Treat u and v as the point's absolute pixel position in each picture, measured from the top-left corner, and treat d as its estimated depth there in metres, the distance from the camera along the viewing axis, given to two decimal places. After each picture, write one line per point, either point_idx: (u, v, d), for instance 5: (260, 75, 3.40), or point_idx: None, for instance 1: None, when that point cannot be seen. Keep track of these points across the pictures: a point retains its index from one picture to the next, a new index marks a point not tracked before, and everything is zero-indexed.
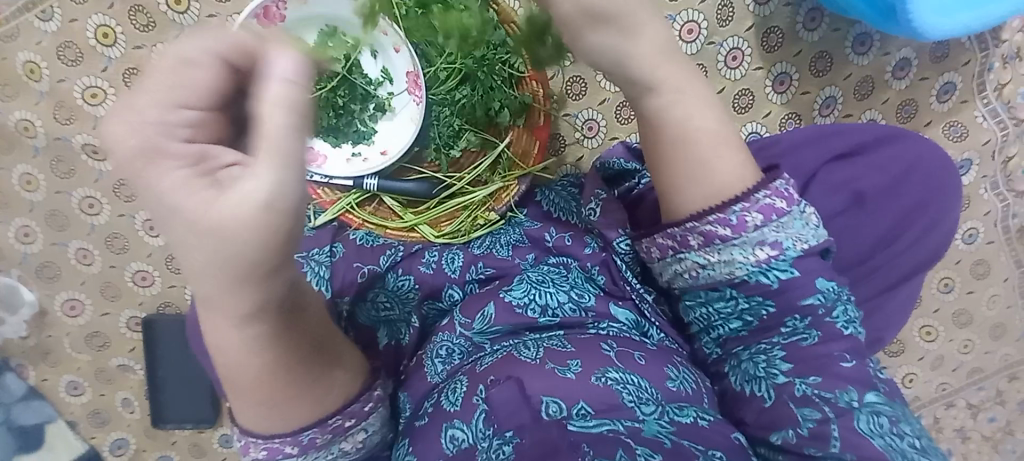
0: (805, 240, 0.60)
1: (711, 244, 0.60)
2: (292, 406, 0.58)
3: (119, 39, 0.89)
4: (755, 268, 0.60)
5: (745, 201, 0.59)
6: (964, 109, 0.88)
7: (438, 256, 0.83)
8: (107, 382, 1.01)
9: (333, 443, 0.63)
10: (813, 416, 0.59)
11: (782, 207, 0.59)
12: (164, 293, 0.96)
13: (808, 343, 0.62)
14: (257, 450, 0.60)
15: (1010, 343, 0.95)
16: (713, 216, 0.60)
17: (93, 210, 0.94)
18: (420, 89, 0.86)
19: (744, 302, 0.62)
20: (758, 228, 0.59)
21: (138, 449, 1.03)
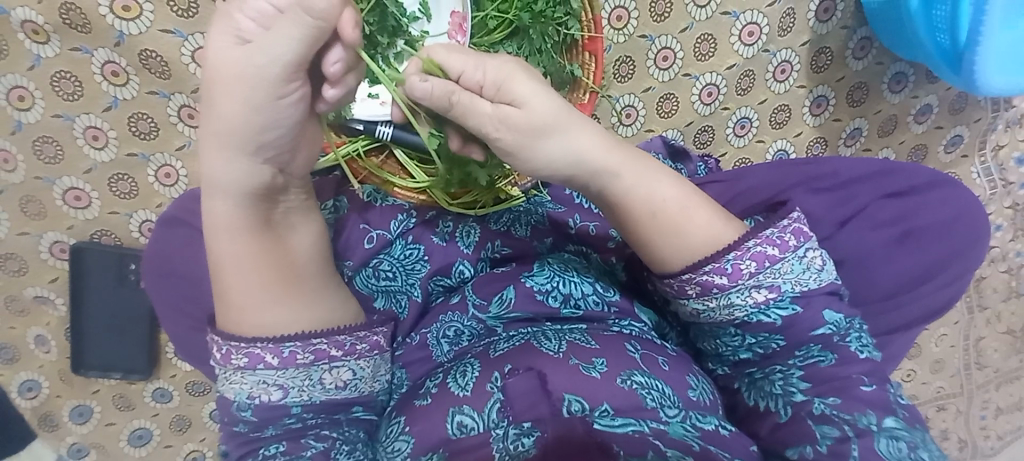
0: (802, 284, 0.60)
1: (709, 293, 0.59)
2: (273, 307, 0.55)
3: None
4: (754, 309, 0.59)
5: (736, 250, 0.58)
6: (962, 163, 0.93)
7: (453, 227, 0.75)
8: (18, 313, 0.83)
9: (314, 371, 0.56)
10: (832, 434, 0.59)
11: (775, 254, 0.58)
12: (102, 219, 0.80)
13: (825, 364, 0.61)
14: (233, 353, 0.54)
15: (946, 377, 1.05)
16: (709, 266, 0.58)
17: (22, 104, 0.74)
18: (463, 34, 0.74)
19: (751, 338, 0.61)
20: (753, 275, 0.58)
21: (51, 395, 0.87)
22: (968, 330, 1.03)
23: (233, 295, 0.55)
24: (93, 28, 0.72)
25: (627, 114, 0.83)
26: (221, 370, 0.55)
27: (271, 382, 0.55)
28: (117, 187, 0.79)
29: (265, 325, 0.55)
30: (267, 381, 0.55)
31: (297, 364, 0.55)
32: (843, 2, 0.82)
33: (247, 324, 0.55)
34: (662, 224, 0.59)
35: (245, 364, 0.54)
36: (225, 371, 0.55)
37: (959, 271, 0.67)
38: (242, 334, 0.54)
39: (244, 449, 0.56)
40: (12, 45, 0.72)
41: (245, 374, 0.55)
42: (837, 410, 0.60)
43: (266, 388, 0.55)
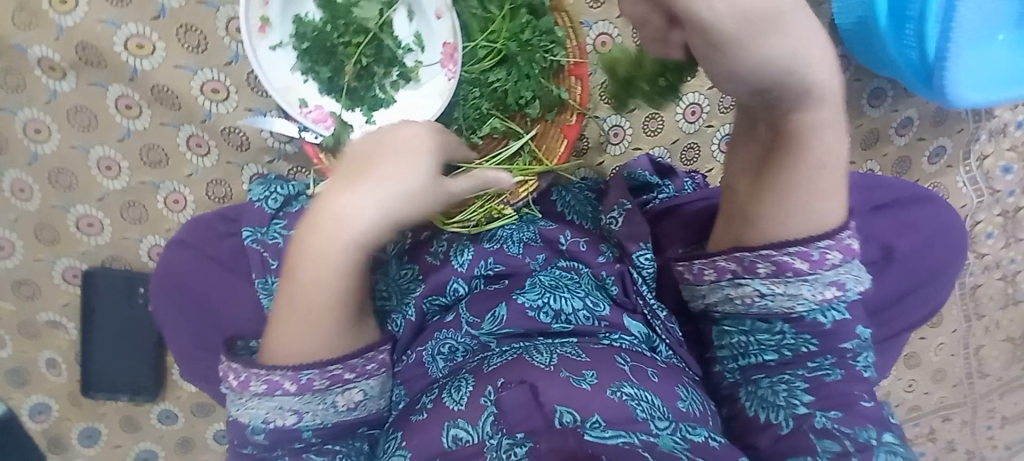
0: (864, 285, 0.57)
1: (783, 276, 0.55)
2: (327, 334, 0.58)
3: (79, 7, 0.74)
4: (817, 306, 0.56)
5: (828, 238, 0.55)
6: (947, 173, 0.95)
7: (447, 246, 0.79)
8: (30, 337, 0.86)
9: (328, 395, 0.58)
10: (833, 448, 0.56)
11: (854, 249, 0.56)
12: (114, 244, 0.84)
13: (832, 378, 0.58)
14: (252, 380, 0.57)
15: (948, 387, 1.04)
16: (795, 248, 0.55)
17: (40, 137, 0.79)
18: (455, 63, 0.78)
19: (790, 336, 0.58)
20: (835, 267, 0.55)
21: (58, 418, 0.89)
22: (967, 339, 1.03)
23: (293, 327, 0.56)
24: (109, 65, 0.76)
25: (614, 133, 0.88)
26: (235, 396, 0.58)
27: (287, 407, 0.57)
28: (128, 214, 0.83)
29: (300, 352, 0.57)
30: (283, 406, 0.57)
31: (313, 390, 0.58)
32: (819, 23, 0.85)
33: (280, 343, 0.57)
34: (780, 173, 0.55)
35: (262, 390, 0.57)
36: (241, 397, 0.58)
37: (936, 286, 0.68)
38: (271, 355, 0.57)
39: None
40: (32, 82, 0.77)
41: (262, 399, 0.57)
42: (839, 424, 0.57)
43: (281, 413, 0.57)
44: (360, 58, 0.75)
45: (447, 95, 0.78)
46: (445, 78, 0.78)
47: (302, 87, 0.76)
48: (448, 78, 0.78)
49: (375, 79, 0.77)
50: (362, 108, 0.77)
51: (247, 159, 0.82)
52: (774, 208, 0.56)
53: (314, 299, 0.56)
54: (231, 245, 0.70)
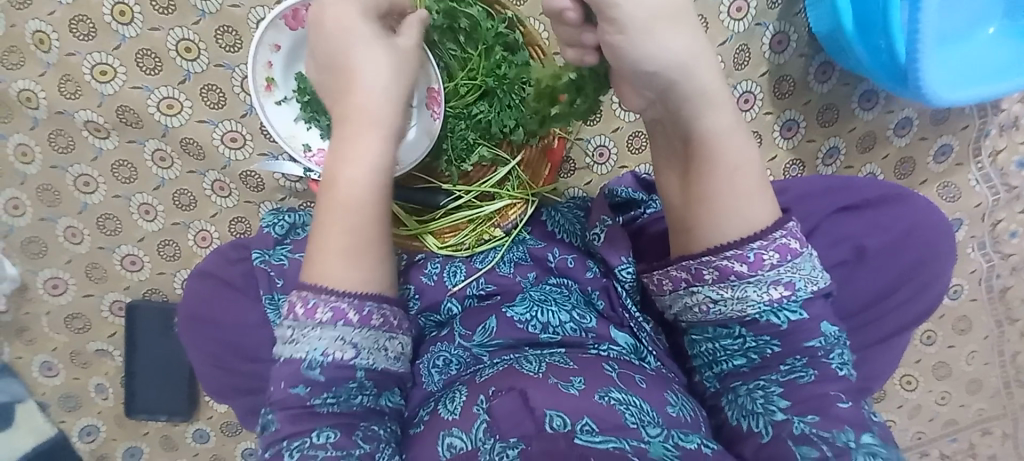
0: (815, 282, 0.59)
1: (728, 280, 0.58)
2: (351, 267, 0.60)
3: (118, 77, 0.87)
4: (767, 307, 0.58)
5: (762, 239, 0.58)
6: (958, 171, 0.91)
7: (440, 268, 0.84)
8: (82, 365, 0.97)
9: (383, 335, 0.60)
10: (811, 455, 0.57)
11: (796, 248, 0.58)
12: (152, 279, 0.94)
13: (806, 381, 0.59)
14: (320, 306, 0.57)
15: (985, 399, 0.99)
16: (731, 251, 0.58)
17: (88, 189, 0.91)
18: (439, 104, 0.81)
19: (751, 341, 0.60)
20: (774, 267, 0.57)
21: (108, 438, 1.00)
22: (1001, 346, 0.97)
23: (324, 259, 0.60)
24: (144, 124, 0.88)
25: (601, 153, 0.95)
26: (297, 327, 0.57)
27: (348, 339, 0.57)
28: (164, 251, 0.94)
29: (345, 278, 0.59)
30: (345, 337, 0.57)
31: (373, 325, 0.59)
32: (795, 32, 0.86)
33: (324, 274, 0.59)
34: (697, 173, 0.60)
35: (327, 319, 0.57)
36: (304, 327, 0.57)
37: (932, 282, 0.66)
38: (314, 283, 0.59)
39: (297, 425, 0.56)
40: (79, 142, 0.89)
41: (325, 329, 0.57)
42: (816, 428, 0.58)
43: (342, 346, 0.57)
44: None
45: (433, 135, 0.80)
46: (432, 118, 0.81)
47: (305, 134, 0.80)
48: (433, 118, 0.81)
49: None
50: None
51: (262, 198, 0.91)
52: (699, 211, 0.60)
53: (344, 217, 0.61)
54: (241, 270, 0.77)
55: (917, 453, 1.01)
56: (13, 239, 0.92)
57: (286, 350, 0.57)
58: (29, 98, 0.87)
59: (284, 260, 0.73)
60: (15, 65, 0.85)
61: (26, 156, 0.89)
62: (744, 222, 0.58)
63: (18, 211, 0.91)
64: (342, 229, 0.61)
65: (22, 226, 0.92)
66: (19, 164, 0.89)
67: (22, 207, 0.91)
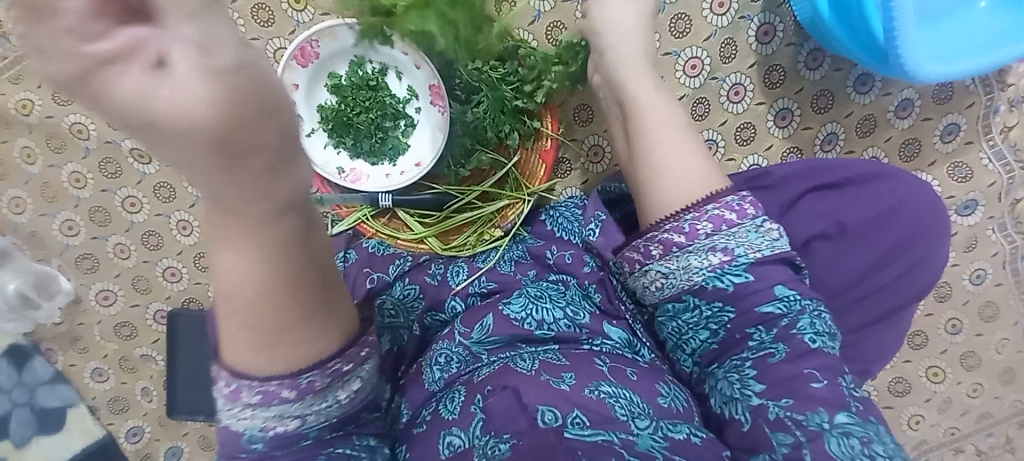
0: (756, 249, 0.62)
1: (671, 252, 0.63)
2: (263, 352, 0.49)
3: None
4: (710, 273, 0.62)
5: (694, 211, 0.64)
6: (968, 150, 0.89)
7: (444, 268, 0.88)
8: (130, 370, 1.07)
9: (329, 393, 0.52)
10: (786, 440, 0.59)
11: (732, 218, 0.63)
12: (189, 289, 1.04)
13: (776, 358, 0.61)
14: (246, 390, 0.49)
15: (1020, 389, 0.94)
16: (669, 224, 0.64)
17: (133, 209, 1.02)
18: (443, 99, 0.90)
19: (707, 310, 0.63)
20: (709, 235, 0.63)
21: (152, 438, 1.08)
22: None
23: (233, 344, 0.49)
24: None
25: (595, 151, 0.99)
26: (229, 403, 0.50)
27: (288, 415, 0.51)
28: (200, 262, 1.04)
29: (266, 365, 0.49)
30: (284, 415, 0.51)
31: (315, 392, 0.51)
32: (781, 23, 0.88)
33: (238, 360, 0.49)
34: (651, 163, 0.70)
35: (257, 401, 0.50)
36: (234, 408, 0.50)
37: (918, 256, 0.67)
38: (233, 369, 0.50)
39: None
40: (125, 167, 1.00)
41: (257, 411, 0.50)
42: (791, 412, 0.60)
43: (282, 419, 0.51)
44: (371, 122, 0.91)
45: (442, 127, 0.90)
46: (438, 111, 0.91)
47: (336, 158, 0.92)
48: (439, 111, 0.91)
49: (387, 132, 0.92)
50: (387, 158, 0.93)
51: None
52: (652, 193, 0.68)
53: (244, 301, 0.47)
54: None
55: (951, 449, 0.96)
56: (68, 256, 1.04)
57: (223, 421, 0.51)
58: (81, 131, 0.99)
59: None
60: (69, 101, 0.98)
61: (80, 181, 1.01)
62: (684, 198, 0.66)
63: (73, 231, 1.03)
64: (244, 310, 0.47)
65: (76, 244, 1.04)
66: (74, 189, 1.01)
67: (77, 228, 1.03)
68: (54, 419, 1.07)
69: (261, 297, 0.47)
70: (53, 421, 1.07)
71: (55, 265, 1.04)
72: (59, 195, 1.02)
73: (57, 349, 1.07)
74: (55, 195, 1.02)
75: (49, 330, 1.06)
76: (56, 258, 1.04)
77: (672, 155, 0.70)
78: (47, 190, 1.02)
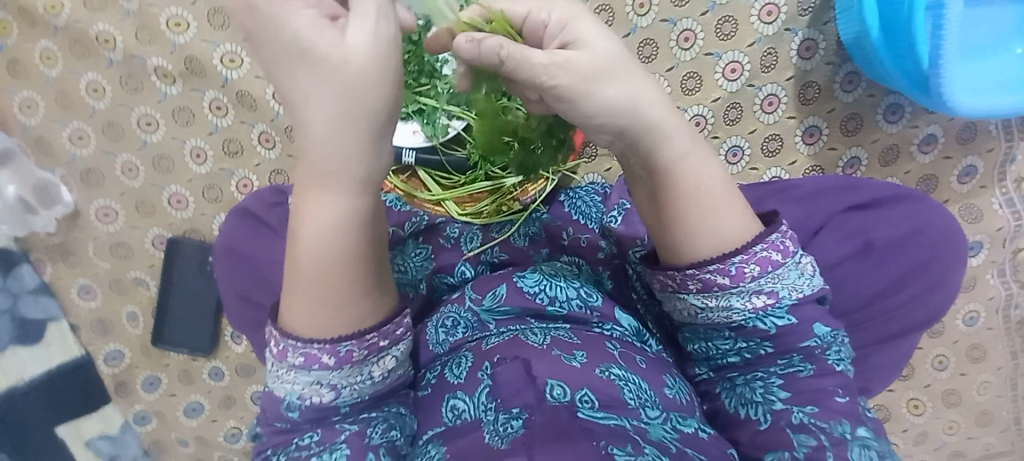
0: (800, 290, 0.59)
1: (711, 290, 0.59)
2: (326, 316, 0.54)
3: (190, 29, 0.96)
4: (753, 314, 0.60)
5: (743, 254, 0.58)
6: (981, 194, 0.91)
7: (459, 232, 0.86)
8: (120, 293, 1.05)
9: (365, 366, 0.57)
10: (809, 442, 0.59)
11: (778, 258, 0.58)
12: (193, 219, 1.02)
13: (803, 375, 0.61)
14: (290, 352, 0.54)
15: (995, 433, 0.96)
16: (714, 266, 0.58)
17: (149, 128, 1.00)
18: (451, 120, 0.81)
19: (742, 342, 0.62)
20: (755, 279, 0.58)
21: (132, 364, 1.06)
22: (1015, 379, 0.95)
23: (297, 307, 0.54)
24: (207, 74, 0.97)
25: None
26: (275, 365, 0.56)
27: (323, 382, 0.56)
28: (208, 194, 1.02)
29: (318, 329, 0.54)
30: (320, 381, 0.56)
31: (351, 362, 0.56)
32: (824, 41, 0.89)
33: (294, 318, 0.55)
34: (697, 205, 0.58)
35: (299, 363, 0.55)
36: (279, 368, 0.56)
37: (934, 280, 0.69)
38: (289, 327, 0.55)
39: (279, 438, 0.61)
40: (147, 85, 0.98)
41: (297, 373, 0.56)
42: (815, 419, 0.60)
43: (318, 390, 0.57)
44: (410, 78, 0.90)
45: None
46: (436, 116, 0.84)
47: None
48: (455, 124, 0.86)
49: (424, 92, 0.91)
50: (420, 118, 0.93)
51: None
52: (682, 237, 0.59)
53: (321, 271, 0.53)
54: (279, 214, 0.83)
55: None
56: (74, 167, 1.01)
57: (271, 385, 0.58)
58: (107, 40, 0.96)
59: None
60: (99, 8, 0.96)
61: (97, 92, 0.99)
62: (727, 237, 0.58)
63: (83, 142, 1.01)
64: (313, 276, 0.53)
65: (84, 156, 1.01)
66: (91, 99, 0.99)
67: (87, 139, 1.00)
68: (32, 331, 1.04)
69: (334, 269, 0.53)
70: (31, 333, 1.04)
71: (58, 175, 1.02)
72: (74, 103, 0.99)
73: (47, 261, 1.04)
74: (70, 103, 0.99)
75: (42, 240, 1.03)
76: (61, 167, 1.01)
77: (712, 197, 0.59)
78: (62, 96, 0.99)
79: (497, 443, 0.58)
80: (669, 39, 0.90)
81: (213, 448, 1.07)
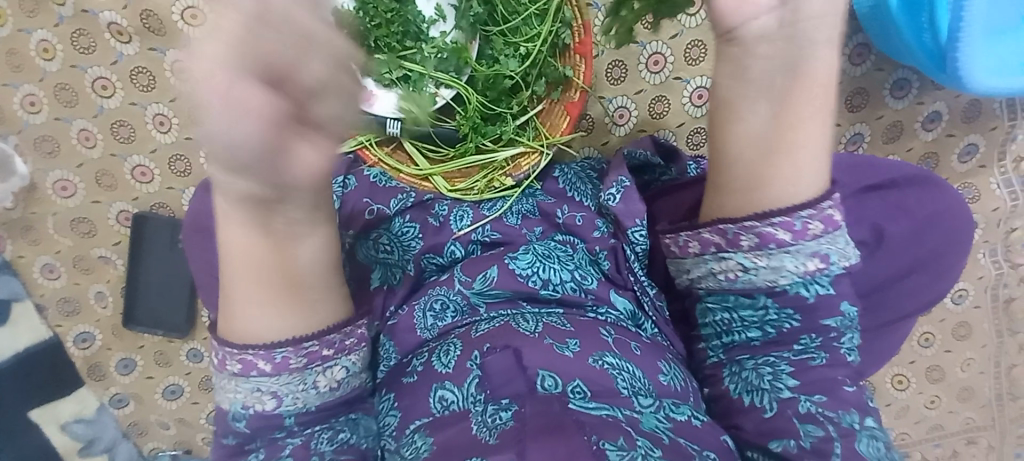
0: (848, 259, 0.58)
1: (764, 248, 0.57)
2: (273, 321, 0.56)
3: None
4: (800, 279, 0.57)
5: (813, 209, 0.56)
6: (980, 173, 0.90)
7: (448, 210, 0.81)
8: (85, 271, 0.98)
9: (308, 375, 0.57)
10: (816, 433, 0.59)
11: (839, 221, 0.56)
12: (161, 193, 0.95)
13: (817, 363, 0.60)
14: (227, 361, 0.56)
15: (975, 408, 0.99)
16: (779, 219, 0.56)
17: (105, 93, 0.91)
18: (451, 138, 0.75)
19: (772, 313, 0.60)
20: (817, 237, 0.56)
21: (103, 346, 1.01)
22: (997, 356, 0.97)
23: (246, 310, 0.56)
24: (167, 32, 0.88)
25: (621, 114, 0.93)
26: (217, 378, 0.58)
27: (263, 390, 0.57)
28: (175, 166, 0.94)
29: (256, 335, 0.56)
30: (261, 388, 0.56)
31: (290, 369, 0.57)
32: None
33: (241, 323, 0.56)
34: (780, 157, 0.56)
35: (238, 370, 0.56)
36: (221, 376, 0.57)
37: (938, 267, 0.69)
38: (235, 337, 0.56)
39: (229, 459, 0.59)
40: (101, 43, 0.89)
41: (239, 381, 0.57)
42: (822, 408, 0.59)
43: (259, 397, 0.57)
44: (393, 40, 0.83)
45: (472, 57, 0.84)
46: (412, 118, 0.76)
47: None
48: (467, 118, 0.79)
49: (408, 56, 0.84)
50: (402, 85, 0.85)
51: None
52: (756, 180, 0.57)
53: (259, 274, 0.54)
54: None
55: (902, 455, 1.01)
56: (26, 135, 0.92)
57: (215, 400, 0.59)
58: None
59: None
60: None
61: (48, 52, 0.89)
62: (797, 196, 0.56)
63: (35, 107, 0.91)
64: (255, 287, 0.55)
65: (37, 123, 0.92)
66: (41, 60, 0.89)
67: (38, 104, 0.91)
68: None
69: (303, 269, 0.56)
70: None
71: (10, 143, 0.92)
72: (22, 64, 0.89)
73: (5, 237, 0.96)
74: (17, 63, 0.89)
75: None
76: (13, 135, 0.92)
77: (802, 148, 0.56)
78: (10, 56, 0.89)
79: (486, 437, 0.56)
80: None
81: (195, 430, 1.04)
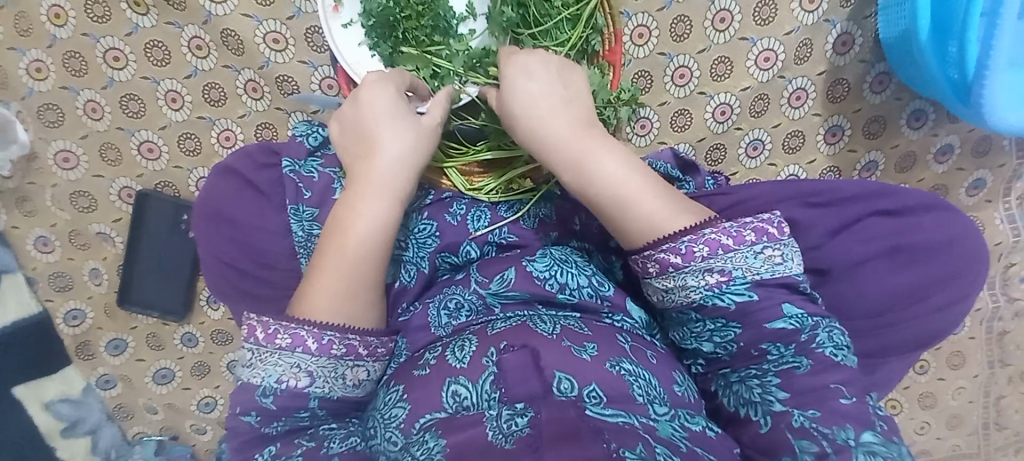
0: (755, 272, 0.61)
1: (667, 271, 0.62)
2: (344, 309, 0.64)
3: None
4: (709, 292, 0.61)
5: (691, 233, 0.61)
6: (986, 207, 0.92)
7: (465, 210, 0.81)
8: (81, 247, 0.95)
9: (341, 364, 0.63)
10: (811, 449, 0.58)
11: (728, 242, 0.60)
12: (167, 172, 0.92)
13: (800, 371, 0.61)
14: (279, 333, 0.60)
15: (963, 436, 1.02)
16: (666, 244, 0.61)
17: (117, 65, 0.88)
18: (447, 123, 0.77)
19: (711, 324, 0.63)
20: (705, 259, 0.60)
21: (94, 325, 0.98)
22: (988, 386, 1.00)
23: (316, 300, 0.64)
24: (188, 7, 0.86)
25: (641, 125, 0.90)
26: (257, 352, 0.61)
27: (303, 367, 0.61)
28: (184, 145, 0.91)
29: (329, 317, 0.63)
30: (301, 365, 0.61)
31: (331, 354, 0.62)
32: (861, 37, 0.86)
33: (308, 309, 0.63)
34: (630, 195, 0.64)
35: (285, 344, 0.61)
36: (262, 351, 0.61)
37: (954, 294, 0.71)
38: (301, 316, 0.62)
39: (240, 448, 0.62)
40: (117, 13, 0.86)
41: (282, 355, 0.61)
42: (816, 424, 0.59)
43: (296, 373, 0.61)
44: (420, 34, 0.81)
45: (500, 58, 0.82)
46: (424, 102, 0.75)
47: (369, 62, 0.84)
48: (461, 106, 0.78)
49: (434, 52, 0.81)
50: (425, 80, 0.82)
51: (294, 107, 0.90)
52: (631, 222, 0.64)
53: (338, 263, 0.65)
54: (269, 177, 0.76)
55: None
56: (30, 103, 0.89)
57: (244, 376, 0.61)
58: None
59: (314, 173, 0.74)
60: None
61: (59, 18, 0.86)
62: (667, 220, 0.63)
63: (41, 75, 0.88)
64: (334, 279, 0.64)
65: (42, 91, 0.88)
66: (51, 26, 0.86)
67: (45, 71, 0.88)
68: None
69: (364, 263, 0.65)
70: None
71: (13, 110, 0.89)
72: (30, 28, 0.86)
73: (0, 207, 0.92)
74: (26, 28, 0.86)
75: None
76: (16, 102, 0.89)
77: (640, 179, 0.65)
78: (20, 20, 0.86)
79: (502, 443, 0.55)
80: (704, 19, 0.86)
81: (184, 417, 1.01)
